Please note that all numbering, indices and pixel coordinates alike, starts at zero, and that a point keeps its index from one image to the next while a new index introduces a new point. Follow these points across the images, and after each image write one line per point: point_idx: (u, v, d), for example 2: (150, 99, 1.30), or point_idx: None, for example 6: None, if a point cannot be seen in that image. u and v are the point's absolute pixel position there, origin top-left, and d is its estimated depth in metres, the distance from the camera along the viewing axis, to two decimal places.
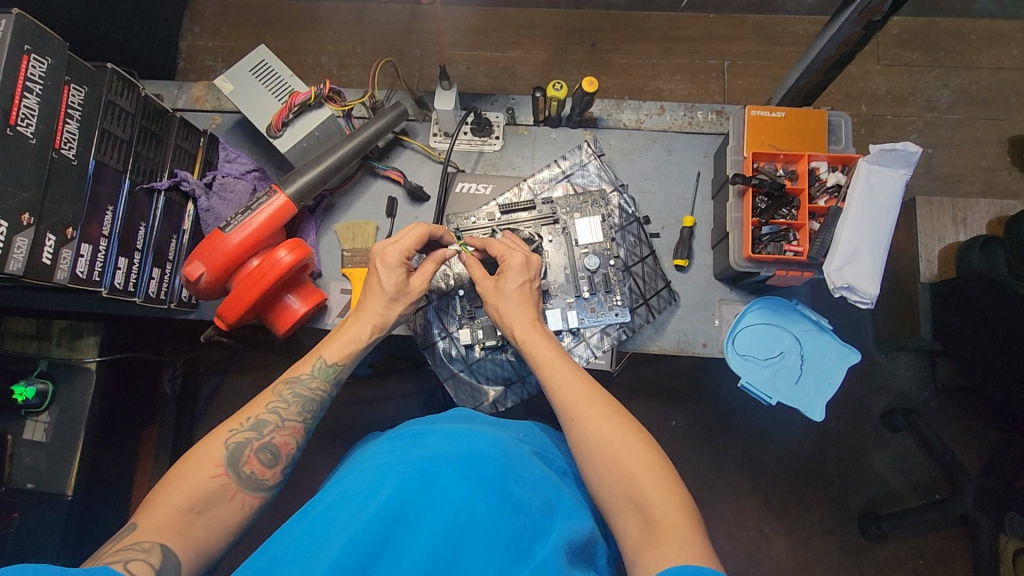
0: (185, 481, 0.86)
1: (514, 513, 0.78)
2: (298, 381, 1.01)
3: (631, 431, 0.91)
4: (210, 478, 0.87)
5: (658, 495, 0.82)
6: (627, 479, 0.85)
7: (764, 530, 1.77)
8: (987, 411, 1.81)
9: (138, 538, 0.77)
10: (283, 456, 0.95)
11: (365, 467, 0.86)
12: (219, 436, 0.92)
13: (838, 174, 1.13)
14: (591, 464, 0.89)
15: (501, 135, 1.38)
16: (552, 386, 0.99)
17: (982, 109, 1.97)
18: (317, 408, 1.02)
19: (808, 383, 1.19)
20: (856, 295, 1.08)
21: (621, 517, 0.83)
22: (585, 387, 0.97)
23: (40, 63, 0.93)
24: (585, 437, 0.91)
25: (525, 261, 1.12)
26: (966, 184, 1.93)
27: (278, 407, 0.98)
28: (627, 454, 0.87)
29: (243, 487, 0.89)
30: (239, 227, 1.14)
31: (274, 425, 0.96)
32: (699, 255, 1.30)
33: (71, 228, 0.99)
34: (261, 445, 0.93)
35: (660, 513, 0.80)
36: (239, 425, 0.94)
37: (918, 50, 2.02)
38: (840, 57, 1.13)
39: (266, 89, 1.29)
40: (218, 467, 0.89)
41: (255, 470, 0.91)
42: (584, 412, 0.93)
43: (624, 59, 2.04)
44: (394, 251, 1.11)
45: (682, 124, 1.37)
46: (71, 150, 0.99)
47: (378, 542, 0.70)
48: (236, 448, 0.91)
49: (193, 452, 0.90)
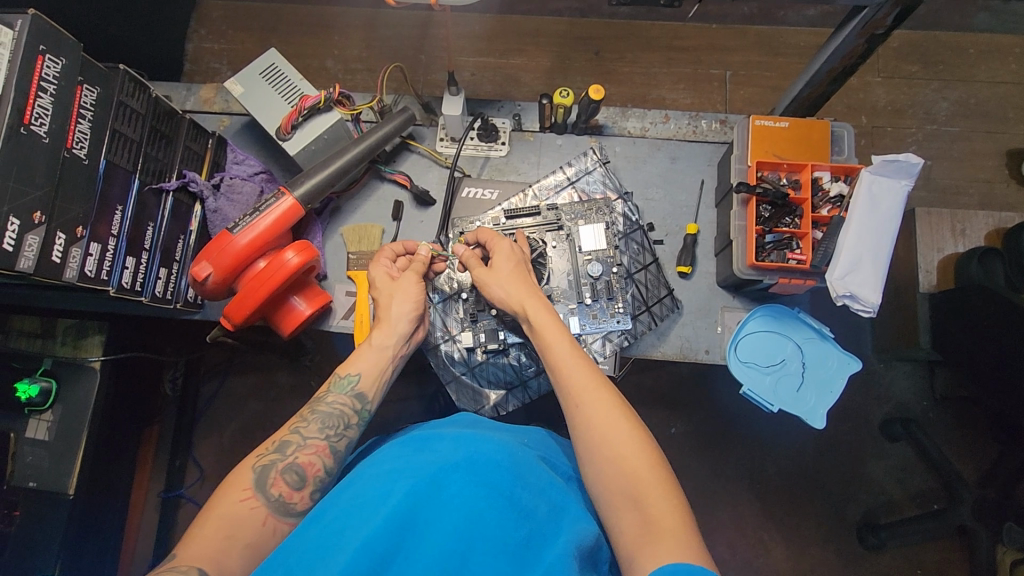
0: (218, 508, 0.87)
1: (521, 520, 0.78)
2: (319, 402, 1.04)
3: (632, 425, 0.91)
4: (239, 501, 0.88)
5: (657, 492, 0.83)
6: (624, 475, 0.85)
7: (763, 538, 1.78)
8: (985, 421, 1.82)
9: (178, 562, 0.77)
10: (310, 476, 0.94)
11: (374, 472, 0.87)
12: (248, 462, 0.94)
13: (841, 184, 1.14)
14: (590, 455, 0.89)
15: (507, 141, 1.39)
16: (560, 375, 0.99)
17: (980, 121, 1.99)
18: (341, 426, 1.02)
19: (809, 392, 1.20)
20: (857, 303, 1.09)
21: (618, 513, 0.83)
22: (592, 375, 0.97)
23: (54, 63, 0.94)
24: (587, 427, 0.91)
25: (512, 246, 1.16)
26: (966, 196, 1.94)
27: (300, 427, 1.00)
28: (629, 452, 0.87)
29: (273, 511, 0.89)
30: (247, 228, 1.14)
31: (296, 445, 0.97)
32: (702, 262, 1.31)
33: (80, 227, 1.00)
34: (286, 465, 0.94)
35: (658, 510, 0.81)
36: (266, 449, 0.96)
37: (918, 63, 2.04)
38: (842, 70, 1.15)
39: (275, 92, 1.30)
40: (246, 491, 0.89)
41: (283, 492, 0.91)
42: (591, 401, 0.93)
43: (627, 68, 2.06)
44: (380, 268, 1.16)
45: (686, 132, 1.38)
46: (82, 149, 1.00)
47: (391, 546, 0.71)
48: (262, 470, 0.92)
49: (224, 480, 0.91)
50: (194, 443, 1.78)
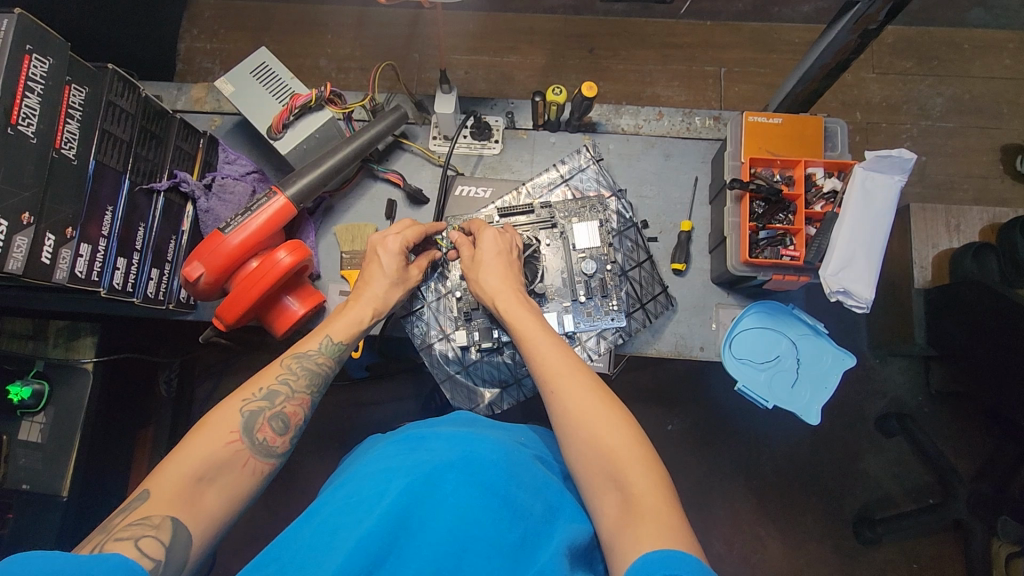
0: (201, 446, 0.85)
1: (515, 520, 0.78)
2: (305, 356, 1.03)
3: (608, 405, 0.91)
4: (224, 445, 0.86)
5: (639, 471, 0.83)
6: (605, 457, 0.85)
7: (759, 534, 1.78)
8: (979, 415, 1.83)
9: (146, 512, 0.76)
10: (293, 425, 0.95)
11: (369, 470, 0.86)
12: (234, 404, 0.92)
13: (834, 180, 1.13)
14: (570, 438, 0.89)
15: (500, 139, 1.39)
16: (540, 364, 0.99)
17: (975, 117, 2.00)
18: (323, 384, 1.03)
19: (804, 388, 1.20)
20: (851, 299, 1.08)
21: (598, 494, 0.84)
22: (569, 361, 0.98)
23: (41, 63, 0.93)
24: (565, 413, 0.91)
25: (496, 233, 1.16)
26: (960, 192, 1.95)
27: (288, 378, 0.99)
28: (603, 431, 0.88)
29: (254, 453, 0.89)
30: (238, 229, 1.14)
31: (285, 396, 0.97)
32: (696, 259, 1.31)
33: (70, 228, 1.00)
34: (274, 414, 0.93)
35: (638, 490, 0.81)
36: (252, 394, 0.94)
37: (912, 59, 2.04)
38: (835, 65, 1.14)
39: (265, 90, 1.29)
40: (233, 434, 0.88)
41: (267, 437, 0.91)
42: (566, 385, 0.94)
43: (622, 65, 2.06)
44: (394, 239, 1.17)
45: (680, 129, 1.38)
46: (71, 150, 1.00)
47: (384, 544, 0.70)
48: (251, 415, 0.91)
49: (207, 418, 0.89)
50: None
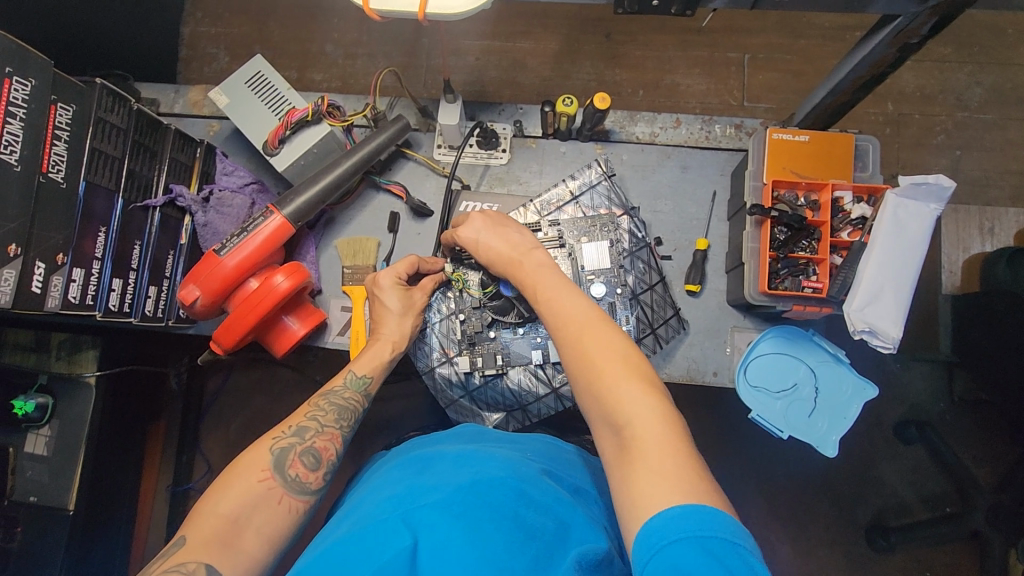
0: (234, 487, 0.84)
1: (528, 543, 0.72)
2: (333, 393, 1.03)
3: (613, 344, 0.84)
4: (259, 483, 0.85)
5: (635, 408, 0.75)
6: (605, 398, 0.78)
7: (770, 539, 1.75)
8: (1002, 423, 1.76)
9: (183, 558, 0.74)
10: (325, 461, 0.94)
11: (375, 497, 0.83)
12: (265, 443, 0.91)
13: (864, 206, 1.05)
14: (576, 383, 0.84)
15: (508, 148, 1.32)
16: (548, 310, 0.93)
17: (1016, 108, 1.87)
18: (353, 419, 1.02)
19: (821, 418, 1.15)
20: (876, 339, 1.01)
21: (601, 439, 0.77)
22: (577, 300, 0.92)
23: (22, 85, 0.89)
24: (570, 354, 0.85)
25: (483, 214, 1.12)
26: (995, 189, 1.84)
27: (317, 415, 0.98)
28: (604, 370, 0.80)
29: (289, 491, 0.87)
30: (234, 250, 1.09)
31: (314, 431, 0.96)
32: (711, 279, 1.24)
33: (61, 254, 0.97)
34: (304, 449, 0.93)
35: (637, 434, 0.73)
36: (283, 432, 0.94)
37: (951, 45, 1.91)
38: (871, 77, 1.04)
39: (261, 102, 1.24)
40: (264, 471, 0.87)
41: (299, 473, 0.90)
42: (573, 327, 0.88)
43: (639, 51, 1.96)
44: (387, 275, 1.15)
45: (698, 138, 1.30)
46: (59, 173, 0.96)
47: None
48: (281, 452, 0.90)
49: (240, 459, 0.89)
50: (197, 439, 1.78)
